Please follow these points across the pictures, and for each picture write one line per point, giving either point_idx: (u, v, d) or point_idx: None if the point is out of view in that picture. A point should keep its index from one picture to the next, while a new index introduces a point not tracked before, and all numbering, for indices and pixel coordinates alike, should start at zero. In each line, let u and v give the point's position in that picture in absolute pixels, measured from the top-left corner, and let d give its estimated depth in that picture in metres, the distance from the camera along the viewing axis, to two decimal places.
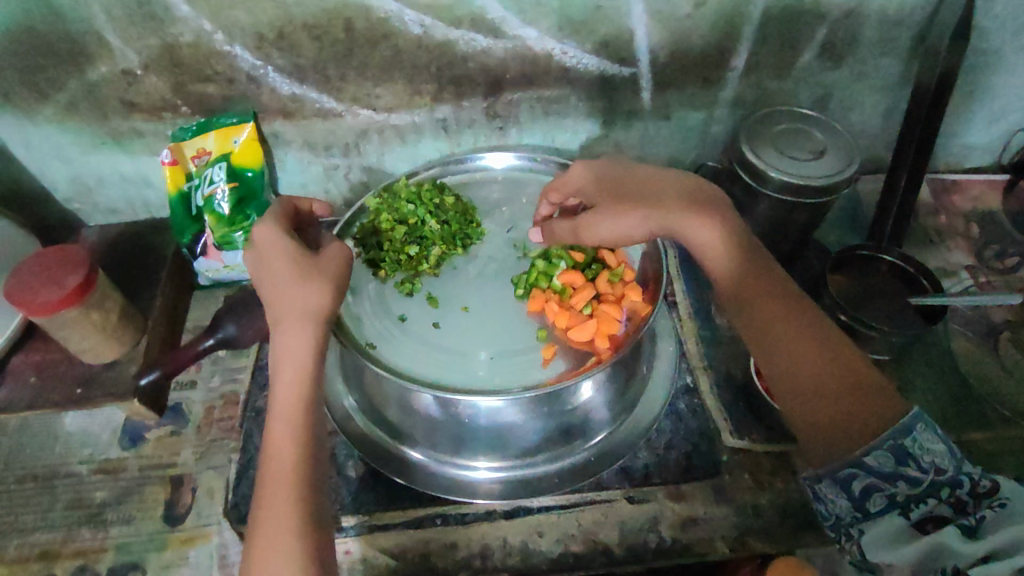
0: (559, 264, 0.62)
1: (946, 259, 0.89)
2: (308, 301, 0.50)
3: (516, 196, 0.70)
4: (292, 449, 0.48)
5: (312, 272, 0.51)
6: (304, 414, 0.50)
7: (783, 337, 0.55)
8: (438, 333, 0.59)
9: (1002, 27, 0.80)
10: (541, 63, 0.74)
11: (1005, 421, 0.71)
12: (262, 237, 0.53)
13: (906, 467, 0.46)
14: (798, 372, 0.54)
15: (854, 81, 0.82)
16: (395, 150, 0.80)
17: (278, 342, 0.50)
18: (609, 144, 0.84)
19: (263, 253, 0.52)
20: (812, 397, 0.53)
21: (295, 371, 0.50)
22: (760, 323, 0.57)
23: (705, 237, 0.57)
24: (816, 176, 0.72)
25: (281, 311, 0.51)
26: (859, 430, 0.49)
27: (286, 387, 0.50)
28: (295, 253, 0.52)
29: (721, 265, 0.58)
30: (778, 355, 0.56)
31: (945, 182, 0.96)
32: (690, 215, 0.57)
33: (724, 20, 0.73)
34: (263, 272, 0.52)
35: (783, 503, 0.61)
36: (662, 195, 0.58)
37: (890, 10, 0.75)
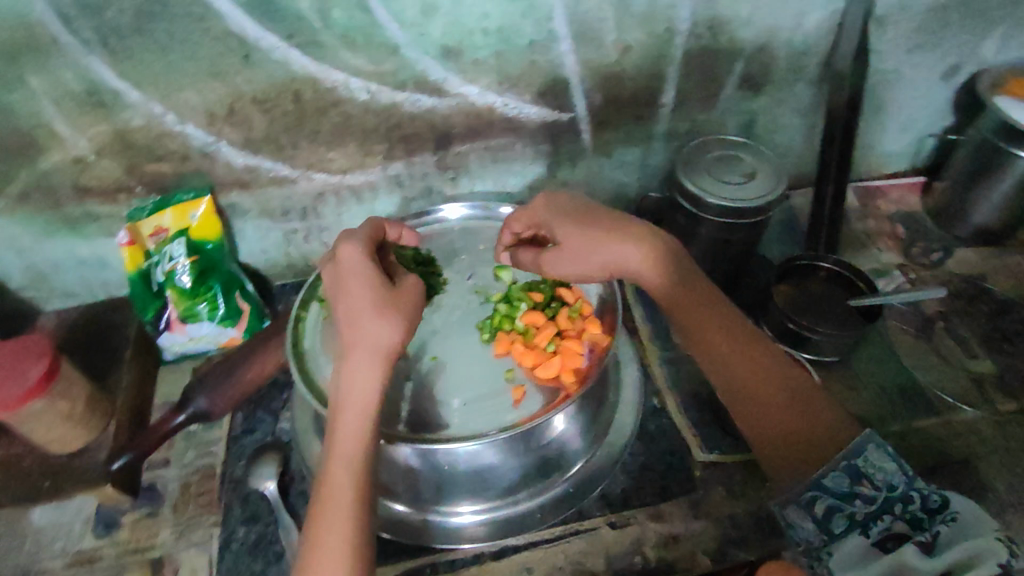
0: (520, 305, 0.65)
1: (879, 260, 0.95)
2: (382, 333, 0.50)
3: (472, 244, 0.73)
4: (349, 484, 0.48)
5: (387, 305, 0.52)
6: (363, 449, 0.49)
7: (738, 358, 0.59)
8: (410, 386, 0.61)
9: (896, 49, 0.89)
10: (484, 115, 0.78)
11: (948, 406, 0.76)
12: (345, 257, 0.55)
13: (861, 484, 0.49)
14: (754, 390, 0.58)
15: (774, 106, 0.89)
16: (352, 209, 0.82)
17: (347, 369, 0.50)
18: (557, 184, 0.88)
19: (346, 273, 0.54)
20: (768, 413, 0.56)
21: (358, 405, 0.50)
22: (716, 343, 0.60)
23: (660, 274, 0.61)
24: (750, 199, 0.77)
25: (351, 338, 0.51)
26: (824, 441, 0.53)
27: (349, 419, 0.50)
28: (375, 281, 0.53)
29: (677, 294, 0.61)
30: (732, 374, 0.59)
31: (869, 190, 1.04)
32: (648, 252, 0.61)
33: (649, 62, 0.79)
34: (343, 293, 0.53)
35: (757, 511, 0.63)
36: (621, 232, 0.62)
37: (797, 41, 0.83)
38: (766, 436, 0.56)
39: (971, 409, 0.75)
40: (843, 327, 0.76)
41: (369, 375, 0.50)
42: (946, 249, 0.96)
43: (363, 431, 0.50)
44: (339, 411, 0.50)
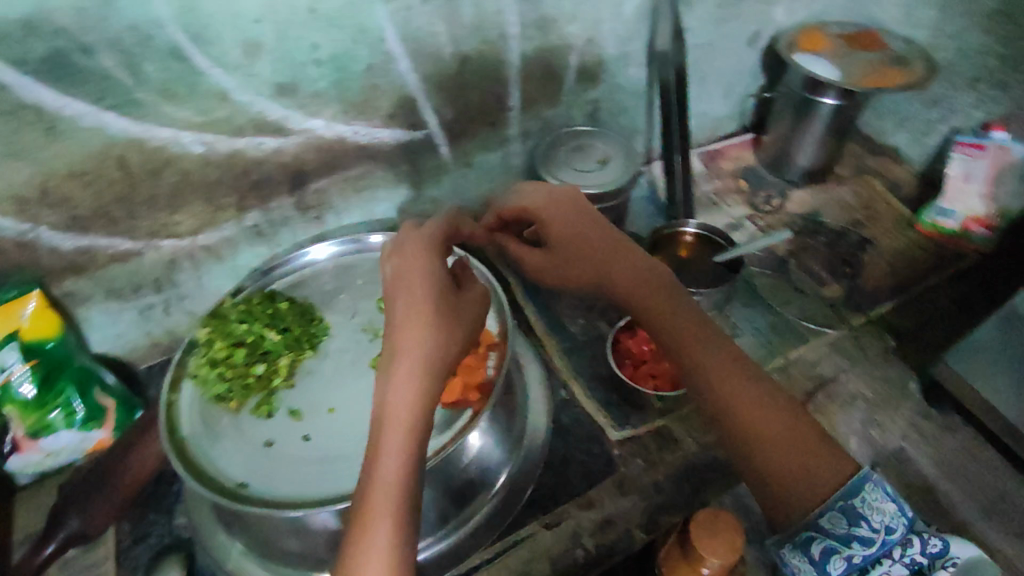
0: None
1: (732, 214, 1.04)
2: (443, 338, 0.51)
3: (350, 281, 0.71)
4: (393, 491, 0.46)
5: (450, 309, 0.53)
6: (406, 461, 0.47)
7: (720, 368, 0.57)
8: (312, 445, 0.57)
9: (705, 24, 0.97)
10: (336, 147, 0.75)
11: (813, 332, 0.85)
12: (414, 254, 0.56)
13: (858, 525, 0.48)
14: (742, 398, 0.56)
15: (613, 92, 0.94)
16: (213, 269, 0.76)
17: (400, 370, 0.49)
18: (425, 203, 0.88)
19: (408, 271, 0.55)
20: (751, 421, 0.55)
21: (410, 404, 0.48)
22: (698, 347, 0.59)
23: (652, 288, 0.63)
24: (609, 182, 0.82)
25: (405, 339, 0.50)
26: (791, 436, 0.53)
27: (392, 429, 0.47)
28: (442, 283, 0.55)
29: (657, 302, 0.62)
30: (716, 380, 0.57)
31: (710, 154, 1.14)
32: (641, 263, 0.65)
33: (490, 69, 0.80)
34: (401, 292, 0.54)
35: (675, 473, 0.67)
36: (616, 244, 0.66)
37: (620, 29, 0.88)
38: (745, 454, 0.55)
39: (831, 330, 0.85)
40: (714, 282, 0.82)
41: (421, 380, 0.49)
42: (783, 193, 1.08)
43: (411, 435, 0.48)
44: (382, 418, 0.48)
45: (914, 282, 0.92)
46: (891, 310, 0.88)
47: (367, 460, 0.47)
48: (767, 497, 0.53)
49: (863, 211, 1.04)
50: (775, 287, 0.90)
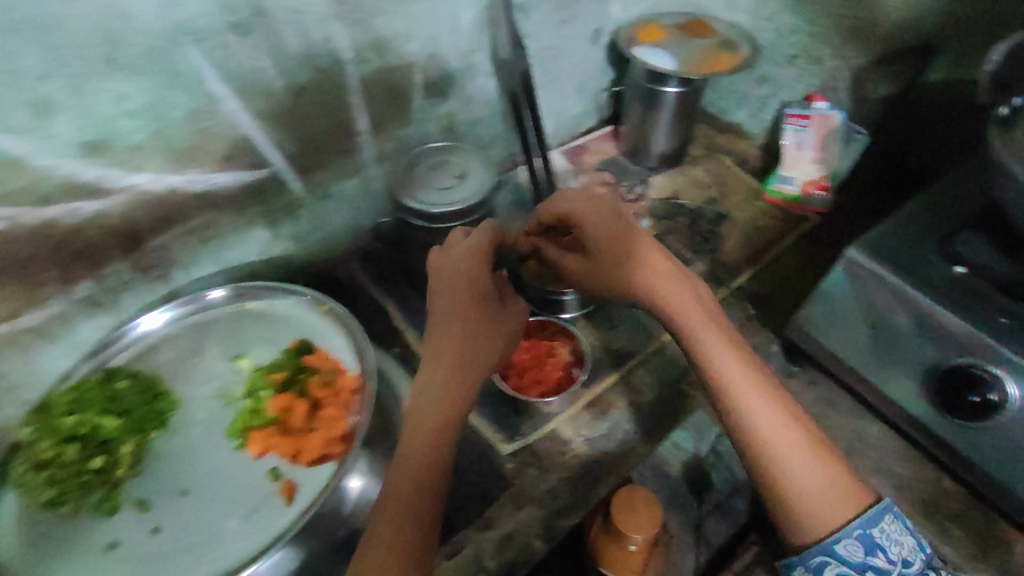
0: (264, 396, 0.66)
1: None
2: (481, 345, 0.64)
3: (196, 348, 0.71)
4: (415, 473, 0.55)
5: (485, 323, 0.66)
6: (427, 456, 0.56)
7: (750, 378, 0.59)
8: (165, 534, 0.58)
9: (546, 27, 0.99)
10: (170, 200, 0.70)
11: None
12: (457, 258, 0.68)
13: (875, 556, 0.52)
14: (758, 401, 0.58)
15: (465, 104, 0.94)
16: (47, 352, 0.69)
17: (433, 369, 0.61)
18: (285, 241, 0.84)
19: (451, 277, 0.67)
20: (771, 432, 0.56)
21: (438, 398, 0.59)
22: (726, 357, 0.60)
23: (684, 301, 0.65)
24: (470, 195, 0.81)
25: (440, 347, 0.63)
26: (815, 456, 0.56)
27: (427, 413, 0.58)
28: (481, 294, 0.67)
29: (688, 307, 0.65)
30: (741, 389, 0.58)
31: (573, 150, 1.17)
32: (674, 278, 0.67)
33: (329, 97, 0.77)
34: (445, 293, 0.66)
35: (568, 477, 0.71)
36: (650, 258, 0.68)
37: (460, 42, 0.87)
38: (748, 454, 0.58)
39: None
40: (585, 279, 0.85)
41: (454, 381, 0.60)
42: (644, 180, 1.13)
43: (435, 427, 0.57)
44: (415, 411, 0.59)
45: (767, 249, 1.00)
46: (749, 279, 0.96)
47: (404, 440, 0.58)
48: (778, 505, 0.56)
49: (717, 188, 1.11)
50: None
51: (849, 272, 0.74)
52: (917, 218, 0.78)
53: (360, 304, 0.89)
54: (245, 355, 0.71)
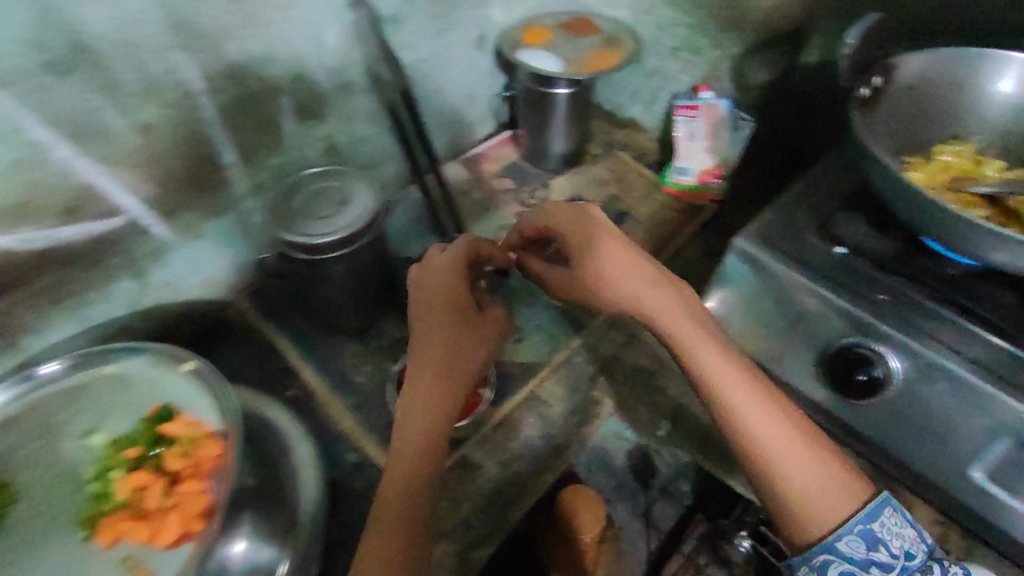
0: (116, 476, 0.66)
1: (501, 216, 1.06)
2: (464, 357, 0.65)
3: (40, 425, 0.68)
4: (407, 485, 0.57)
5: (467, 331, 0.66)
6: (421, 481, 0.58)
7: (736, 379, 0.58)
8: None
9: (424, 37, 0.96)
10: (5, 263, 0.63)
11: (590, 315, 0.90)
12: (435, 265, 0.67)
13: (878, 551, 0.53)
14: (745, 400, 0.57)
15: (344, 123, 0.90)
16: None
17: (420, 381, 0.63)
18: (157, 289, 0.78)
19: (429, 289, 0.67)
20: (763, 434, 0.56)
21: (423, 411, 0.61)
22: (714, 360, 0.59)
23: (668, 304, 0.63)
24: (354, 222, 0.77)
25: (424, 358, 0.64)
26: (807, 448, 0.55)
27: (414, 425, 0.61)
28: (462, 302, 0.66)
29: (666, 308, 0.63)
30: (729, 393, 0.58)
31: (473, 158, 1.15)
32: (653, 281, 0.65)
33: (184, 133, 0.71)
34: (425, 315, 0.66)
35: (482, 504, 0.73)
36: (625, 259, 0.66)
37: (329, 60, 0.83)
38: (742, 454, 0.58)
39: None
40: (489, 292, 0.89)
41: (442, 404, 0.62)
42: (546, 183, 1.12)
43: (425, 441, 0.60)
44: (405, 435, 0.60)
45: (669, 242, 1.01)
46: None
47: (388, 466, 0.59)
48: (776, 506, 0.56)
49: (618, 185, 1.11)
50: None
51: (746, 258, 0.75)
52: (804, 203, 0.79)
53: (251, 348, 0.86)
54: (98, 429, 0.70)
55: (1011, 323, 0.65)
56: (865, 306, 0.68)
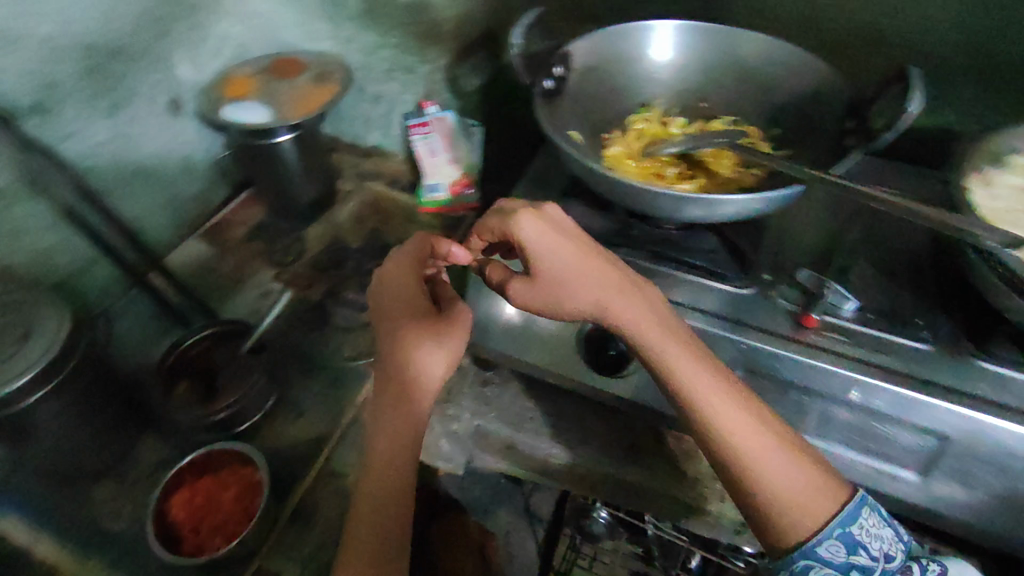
0: None
1: (258, 286, 1.05)
2: (428, 355, 0.61)
3: None
4: (378, 512, 0.57)
5: (435, 324, 0.61)
6: (390, 513, 0.57)
7: (713, 389, 0.56)
8: None
9: (93, 119, 0.89)
10: None
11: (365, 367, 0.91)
12: (391, 273, 0.65)
13: (857, 555, 0.52)
14: (724, 411, 0.55)
15: (12, 242, 0.87)
16: None
17: (391, 398, 0.60)
18: None
19: (386, 293, 0.64)
20: (739, 444, 0.55)
21: (395, 419, 0.60)
22: (688, 373, 0.56)
23: (636, 313, 0.59)
24: (38, 359, 0.72)
25: (393, 367, 0.61)
26: (785, 454, 0.54)
27: (383, 448, 0.59)
28: (421, 301, 0.63)
29: (639, 316, 0.58)
30: (702, 402, 0.56)
31: (216, 225, 1.11)
32: (620, 285, 0.59)
33: None
34: (386, 319, 0.63)
35: None
36: (587, 262, 0.59)
37: None
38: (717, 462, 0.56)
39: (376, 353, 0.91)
40: (248, 372, 0.86)
41: (405, 432, 0.59)
42: (299, 236, 1.09)
43: (397, 457, 0.59)
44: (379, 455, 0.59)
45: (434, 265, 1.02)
46: None
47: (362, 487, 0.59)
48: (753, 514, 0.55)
49: (371, 219, 1.12)
50: (316, 343, 0.96)
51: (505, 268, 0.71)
52: (529, 198, 0.82)
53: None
54: None
55: (710, 269, 0.72)
56: None
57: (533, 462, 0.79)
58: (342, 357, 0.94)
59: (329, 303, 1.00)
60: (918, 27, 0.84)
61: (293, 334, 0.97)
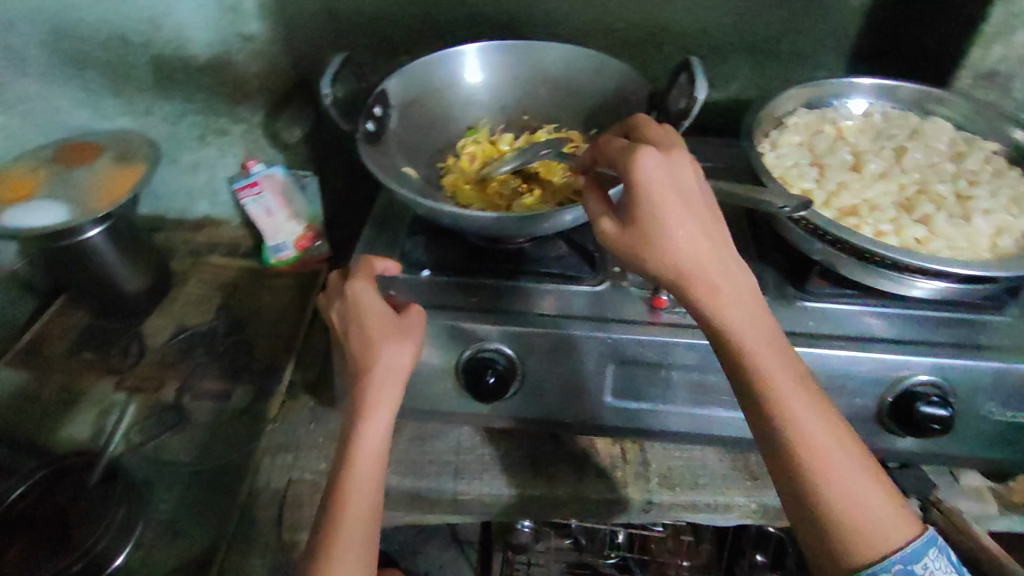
0: None
1: (96, 399, 0.90)
2: (392, 360, 0.63)
3: None
4: (365, 500, 0.60)
5: (396, 332, 0.64)
6: (372, 491, 0.61)
7: (791, 387, 0.53)
8: None
9: None
10: None
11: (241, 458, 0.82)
12: (359, 292, 0.67)
13: None
14: (799, 412, 0.53)
15: None
16: None
17: (371, 399, 0.62)
18: None
19: (351, 307, 0.67)
20: (804, 430, 0.52)
21: (375, 419, 0.62)
22: (764, 351, 0.55)
23: (722, 299, 0.55)
24: None
25: (366, 367, 0.63)
26: (856, 471, 0.51)
27: (363, 447, 0.62)
28: (383, 311, 0.66)
29: (723, 301, 0.55)
30: (777, 385, 0.53)
31: (32, 343, 0.98)
32: (716, 259, 0.56)
33: None
34: (356, 329, 0.65)
35: None
36: (687, 233, 0.54)
37: None
38: (771, 444, 0.54)
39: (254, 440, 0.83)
40: (100, 505, 0.77)
41: (379, 429, 0.63)
42: (137, 332, 0.98)
43: (377, 453, 0.62)
44: (360, 433, 0.62)
45: (296, 333, 0.97)
46: (294, 372, 0.89)
47: (341, 483, 0.61)
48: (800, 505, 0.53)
49: (216, 295, 1.04)
50: (183, 444, 0.85)
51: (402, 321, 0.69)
52: (377, 242, 0.81)
53: None
54: None
55: (566, 274, 0.75)
56: (462, 314, 0.71)
57: (440, 504, 0.78)
58: (219, 452, 0.83)
59: (187, 394, 0.90)
60: (689, 20, 0.95)
61: (155, 439, 0.85)
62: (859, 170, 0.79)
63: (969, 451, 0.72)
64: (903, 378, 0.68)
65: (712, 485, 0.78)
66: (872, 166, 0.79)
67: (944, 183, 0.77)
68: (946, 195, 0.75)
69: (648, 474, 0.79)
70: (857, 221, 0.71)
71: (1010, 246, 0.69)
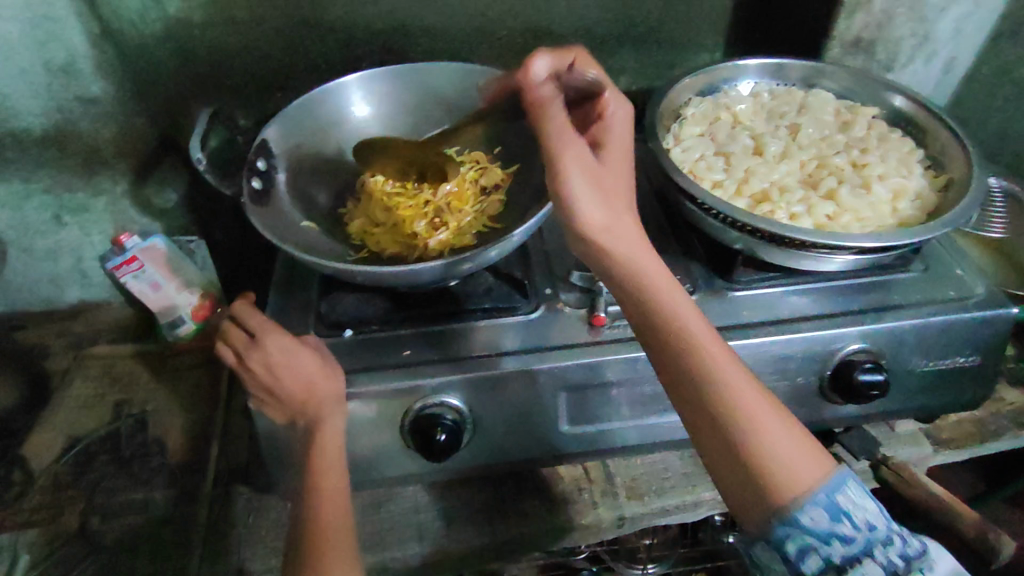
0: None
1: None
2: (331, 386, 0.63)
3: None
4: (339, 505, 0.61)
5: (322, 363, 0.64)
6: (343, 510, 0.61)
7: (713, 342, 0.56)
8: None
9: None
10: None
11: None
12: (272, 341, 0.64)
13: (840, 522, 0.50)
14: (720, 363, 0.55)
15: None
16: None
17: (323, 424, 0.62)
18: None
19: (270, 351, 0.64)
20: (714, 360, 0.55)
21: (332, 434, 0.62)
22: (684, 307, 0.57)
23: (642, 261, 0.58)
24: None
25: (308, 399, 0.62)
26: (777, 414, 0.54)
27: (327, 460, 0.62)
28: (303, 346, 0.65)
29: (644, 263, 0.58)
30: (699, 336, 0.56)
31: None
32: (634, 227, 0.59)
33: None
34: (285, 374, 0.63)
35: None
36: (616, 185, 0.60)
37: None
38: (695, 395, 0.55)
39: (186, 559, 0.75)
40: None
41: (336, 446, 0.62)
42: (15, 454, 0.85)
43: (339, 463, 0.63)
44: (321, 449, 0.62)
45: (213, 409, 0.89)
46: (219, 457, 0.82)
47: (311, 501, 0.61)
48: (710, 429, 0.54)
49: (108, 392, 0.91)
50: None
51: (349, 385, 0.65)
52: (289, 305, 0.74)
53: None
54: None
55: (495, 305, 0.72)
56: (397, 374, 0.66)
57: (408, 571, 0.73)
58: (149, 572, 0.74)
59: (93, 516, 0.78)
60: (573, 19, 0.94)
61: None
62: (760, 154, 0.81)
63: (903, 404, 0.76)
64: (839, 349, 0.70)
65: (678, 486, 0.78)
66: (773, 148, 0.80)
67: (839, 155, 0.80)
68: (844, 166, 0.78)
69: (615, 488, 0.77)
70: (771, 208, 0.73)
71: (909, 210, 0.74)
